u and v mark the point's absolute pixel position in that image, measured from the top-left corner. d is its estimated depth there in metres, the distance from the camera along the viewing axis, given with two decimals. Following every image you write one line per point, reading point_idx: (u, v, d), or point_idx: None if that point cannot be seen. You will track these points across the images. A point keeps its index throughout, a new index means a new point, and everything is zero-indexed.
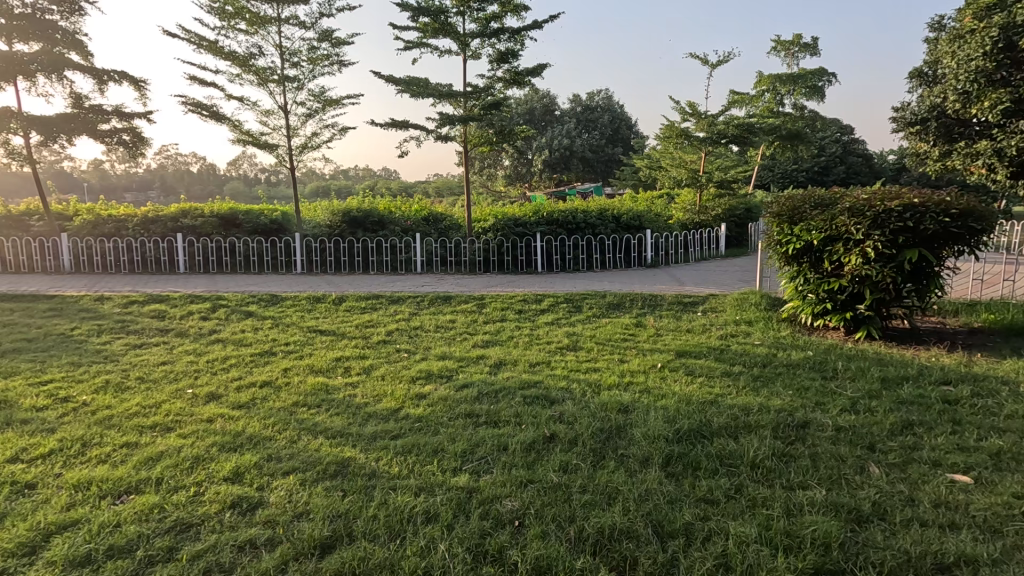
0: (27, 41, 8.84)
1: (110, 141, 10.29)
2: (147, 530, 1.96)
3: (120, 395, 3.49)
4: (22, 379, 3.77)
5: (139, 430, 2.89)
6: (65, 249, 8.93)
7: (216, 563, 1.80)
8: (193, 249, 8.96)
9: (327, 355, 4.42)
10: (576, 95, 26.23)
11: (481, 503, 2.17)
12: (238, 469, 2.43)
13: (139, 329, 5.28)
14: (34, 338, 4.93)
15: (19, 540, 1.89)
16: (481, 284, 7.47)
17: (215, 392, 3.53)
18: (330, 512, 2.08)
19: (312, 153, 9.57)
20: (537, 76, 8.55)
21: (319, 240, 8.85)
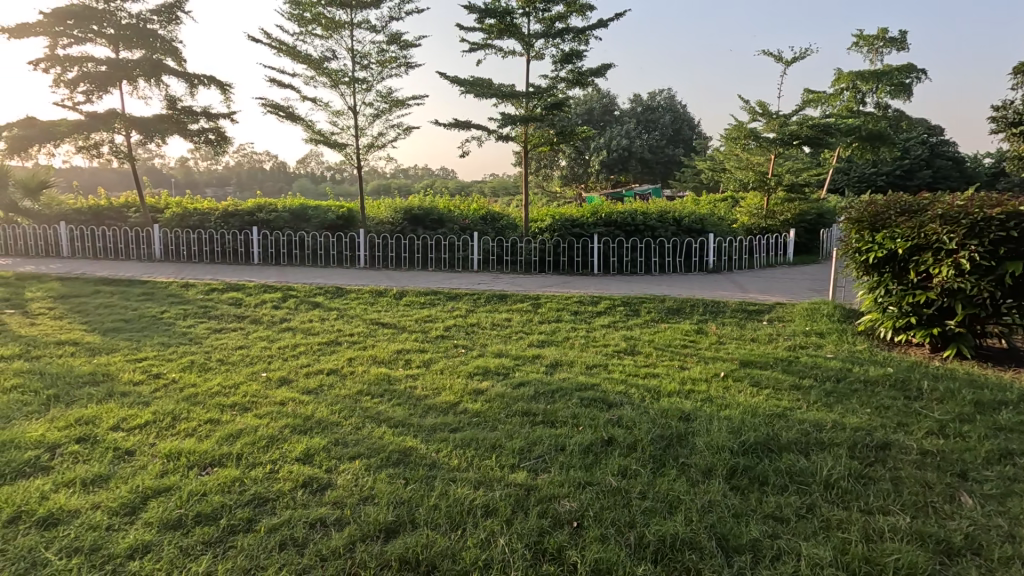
0: (132, 49, 9.71)
1: (199, 140, 11.13)
2: (229, 501, 2.11)
3: (204, 374, 3.77)
4: (121, 355, 4.15)
5: (221, 408, 3.11)
6: (157, 239, 9.77)
7: (291, 537, 1.91)
8: (267, 242, 9.54)
9: (388, 347, 4.57)
10: (637, 95, 25.73)
11: (540, 501, 2.18)
12: (309, 451, 2.56)
13: (219, 315, 5.68)
14: (130, 319, 5.41)
15: (122, 500, 2.09)
16: (536, 284, 7.49)
17: (287, 377, 3.75)
18: (394, 498, 2.15)
19: (378, 152, 9.93)
20: (601, 76, 8.46)
21: (382, 236, 9.18)
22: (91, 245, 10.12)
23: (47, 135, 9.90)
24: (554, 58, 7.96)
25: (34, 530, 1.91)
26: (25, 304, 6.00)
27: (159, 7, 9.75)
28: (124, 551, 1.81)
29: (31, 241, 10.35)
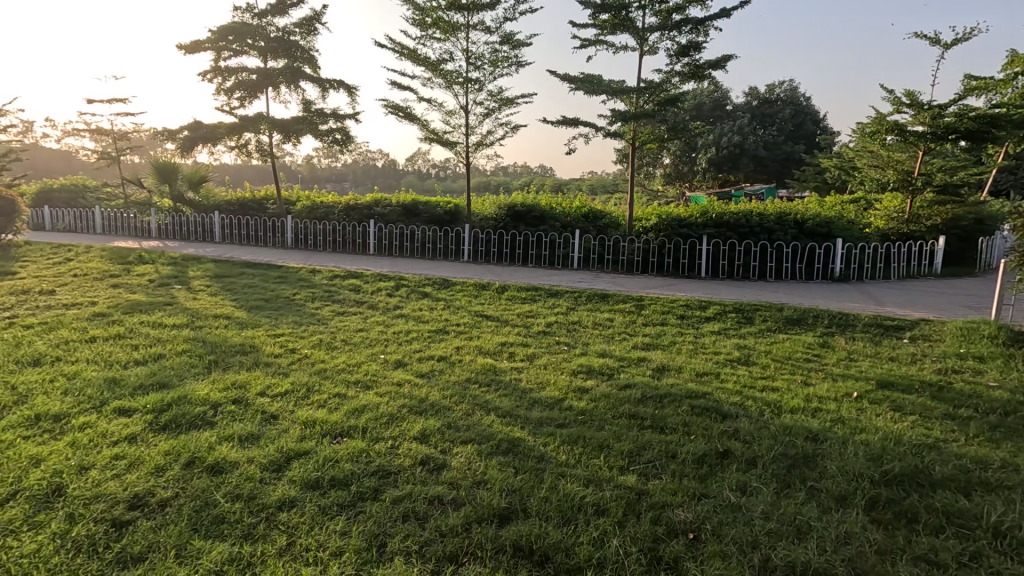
0: (278, 59, 10.90)
1: (327, 139, 12.24)
2: (358, 469, 2.30)
3: (331, 352, 4.15)
4: (264, 330, 4.70)
5: (346, 384, 3.40)
6: (290, 229, 10.94)
7: (414, 510, 2.04)
8: (381, 234, 10.27)
9: (493, 339, 4.70)
10: (754, 88, 23.91)
11: (652, 507, 2.13)
12: (425, 431, 2.72)
13: (341, 299, 6.21)
14: (269, 298, 6.10)
15: (271, 457, 2.37)
16: (639, 285, 7.29)
17: (402, 360, 4.00)
18: (506, 486, 2.21)
19: (486, 150, 10.25)
20: (720, 68, 7.99)
21: (486, 231, 9.45)
22: (237, 232, 11.58)
23: (209, 136, 11.47)
24: (670, 51, 7.66)
25: (206, 474, 2.23)
26: (189, 281, 7.00)
27: (301, 20, 10.84)
28: (275, 502, 2.04)
29: (193, 227, 12.09)
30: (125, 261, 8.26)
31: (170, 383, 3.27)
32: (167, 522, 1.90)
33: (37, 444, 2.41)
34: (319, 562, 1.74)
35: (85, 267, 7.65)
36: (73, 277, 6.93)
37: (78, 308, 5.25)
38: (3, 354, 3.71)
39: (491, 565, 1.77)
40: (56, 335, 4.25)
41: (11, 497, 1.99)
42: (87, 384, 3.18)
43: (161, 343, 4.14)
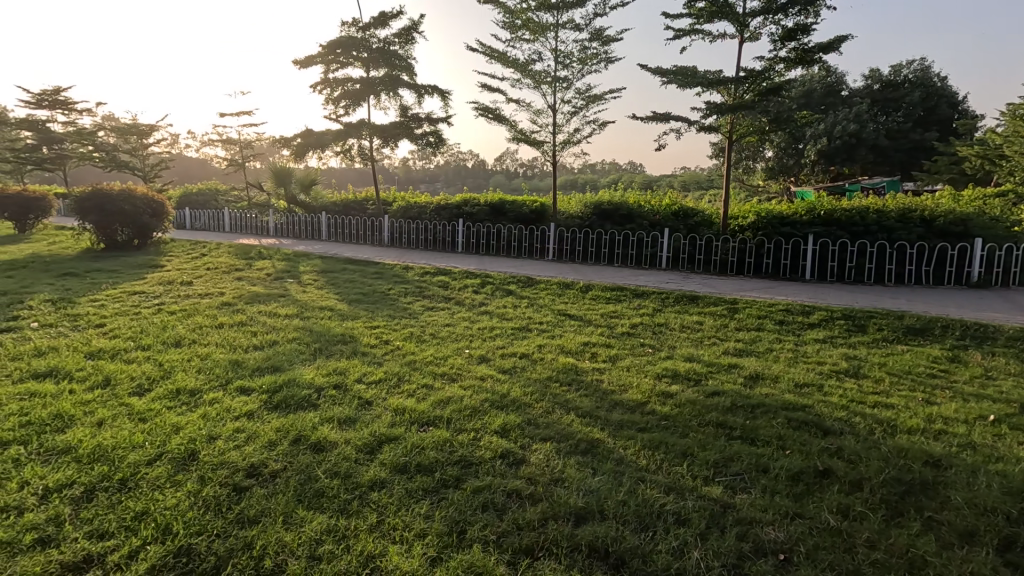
0: (378, 69, 11.65)
1: (421, 142, 12.86)
2: (442, 458, 2.42)
3: (420, 345, 4.37)
4: (362, 322, 5.08)
5: (433, 376, 3.58)
6: (387, 228, 11.67)
7: (492, 501, 2.11)
8: (469, 232, 10.61)
9: (575, 338, 4.70)
10: (875, 70, 21.42)
11: (738, 522, 2.02)
12: (505, 426, 2.79)
13: (430, 295, 6.51)
14: (366, 293, 6.55)
15: (365, 439, 2.56)
16: (733, 287, 6.89)
17: (485, 355, 4.12)
18: (583, 486, 2.21)
19: (572, 148, 10.22)
20: (832, 51, 7.29)
21: (571, 230, 9.42)
22: (341, 231, 12.56)
23: (319, 143, 12.54)
24: (774, 36, 7.13)
25: (309, 451, 2.46)
26: (299, 275, 7.73)
27: (400, 30, 11.49)
28: (367, 482, 2.20)
29: (304, 226, 13.31)
30: (248, 257, 9.29)
31: (282, 367, 3.65)
32: (277, 491, 2.12)
33: (177, 413, 2.81)
34: (404, 541, 1.85)
35: (217, 261, 8.71)
36: (207, 270, 7.92)
37: (210, 298, 6.00)
38: (153, 335, 4.34)
39: (567, 563, 1.78)
40: (193, 321, 4.89)
41: (157, 457, 2.34)
42: (216, 364, 3.63)
43: (275, 331, 4.62)
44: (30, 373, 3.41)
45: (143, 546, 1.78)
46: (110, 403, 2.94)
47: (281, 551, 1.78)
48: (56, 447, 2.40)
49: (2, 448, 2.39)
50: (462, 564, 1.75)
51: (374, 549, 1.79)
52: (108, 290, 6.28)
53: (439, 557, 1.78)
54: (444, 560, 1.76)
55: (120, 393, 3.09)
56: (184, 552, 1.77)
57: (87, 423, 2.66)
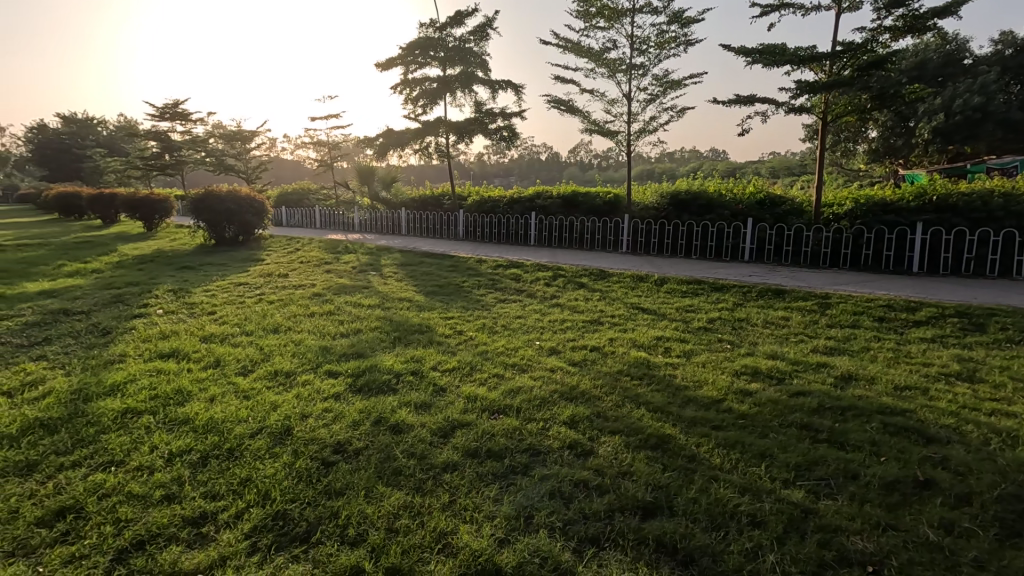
0: (454, 67, 11.95)
1: (495, 137, 13.05)
2: (512, 445, 2.49)
3: (492, 336, 4.48)
4: (438, 313, 5.29)
5: (504, 366, 3.67)
6: (462, 222, 12.00)
7: (560, 489, 2.14)
8: (541, 225, 10.63)
9: (648, 332, 4.59)
10: (1009, 32, 18.58)
11: (820, 530, 1.91)
12: (574, 417, 2.80)
13: (503, 287, 6.62)
14: (442, 285, 6.79)
15: (439, 424, 2.70)
16: (825, 281, 6.38)
17: (556, 347, 4.14)
18: (652, 481, 2.19)
19: (648, 137, 9.93)
20: (950, 16, 6.48)
21: (646, 222, 9.16)
22: (419, 225, 13.09)
23: (399, 141, 13.13)
24: (878, 4, 6.46)
25: (388, 432, 2.63)
26: (380, 268, 8.16)
27: (475, 28, 11.70)
28: (441, 463, 2.32)
29: (386, 221, 14.03)
30: (335, 251, 9.96)
31: (365, 353, 3.90)
32: (359, 467, 2.29)
33: (275, 392, 3.11)
34: (474, 522, 1.93)
35: (308, 256, 9.42)
36: (300, 264, 8.59)
37: (302, 289, 6.51)
38: (256, 322, 4.81)
39: (633, 556, 1.77)
40: (288, 310, 5.35)
41: (259, 431, 2.61)
42: (308, 349, 3.96)
43: (359, 320, 4.93)
44: (158, 353, 3.91)
45: (247, 508, 2.00)
46: (220, 381, 3.31)
47: (363, 521, 1.92)
48: (178, 417, 2.75)
49: (136, 416, 2.78)
50: (528, 547, 1.80)
51: (446, 526, 1.89)
52: (218, 281, 7.02)
53: (506, 539, 1.84)
54: (512, 542, 1.82)
55: (229, 373, 3.47)
56: (280, 516, 1.96)
57: (203, 398, 3.03)
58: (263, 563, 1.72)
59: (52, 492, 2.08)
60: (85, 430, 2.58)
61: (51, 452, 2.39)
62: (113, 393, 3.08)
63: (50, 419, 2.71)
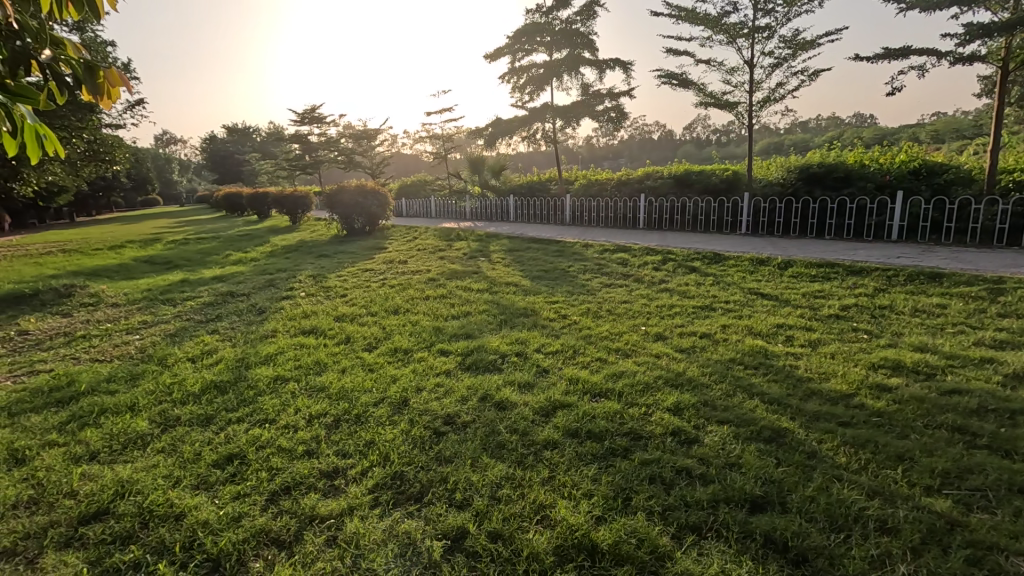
0: (561, 50, 11.87)
1: (603, 119, 12.77)
2: (613, 428, 2.49)
3: (597, 320, 4.46)
4: (543, 297, 5.37)
5: (607, 350, 3.65)
6: (569, 207, 11.97)
7: (661, 475, 2.11)
8: (651, 208, 10.23)
9: (767, 319, 4.25)
10: None
11: (969, 546, 1.66)
12: (679, 405, 2.72)
13: (609, 272, 6.52)
14: (548, 270, 6.87)
15: (541, 403, 2.78)
16: (998, 263, 5.36)
17: (662, 333, 4.01)
18: (763, 474, 2.06)
19: (774, 106, 9.06)
20: None
21: (769, 200, 8.38)
22: (527, 212, 13.32)
23: (507, 129, 13.44)
24: None
25: (493, 408, 2.77)
26: (489, 254, 8.48)
27: (582, 7, 11.49)
28: (541, 441, 2.40)
29: (495, 208, 14.46)
30: (449, 238, 10.53)
31: (473, 334, 4.11)
32: (466, 438, 2.46)
33: (395, 367, 3.43)
34: (572, 498, 1.98)
35: (425, 243, 10.06)
36: (417, 251, 9.23)
37: (419, 274, 7.01)
38: (379, 304, 5.29)
39: (737, 548, 1.70)
40: (407, 293, 5.79)
41: (381, 400, 2.91)
42: (423, 329, 4.28)
43: (469, 303, 5.20)
44: (300, 330, 4.48)
45: (370, 467, 2.26)
46: (350, 355, 3.73)
47: (469, 488, 2.07)
48: (318, 385, 3.17)
49: (284, 382, 3.25)
50: (625, 527, 1.80)
51: (545, 500, 1.96)
52: (348, 268, 7.80)
53: (603, 517, 1.87)
54: (609, 520, 1.84)
55: (357, 349, 3.89)
56: (398, 476, 2.18)
57: (336, 370, 3.43)
58: (384, 516, 1.93)
59: (224, 441, 2.52)
60: (246, 392, 3.08)
61: (222, 409, 2.88)
62: (267, 362, 3.62)
63: (221, 382, 3.26)
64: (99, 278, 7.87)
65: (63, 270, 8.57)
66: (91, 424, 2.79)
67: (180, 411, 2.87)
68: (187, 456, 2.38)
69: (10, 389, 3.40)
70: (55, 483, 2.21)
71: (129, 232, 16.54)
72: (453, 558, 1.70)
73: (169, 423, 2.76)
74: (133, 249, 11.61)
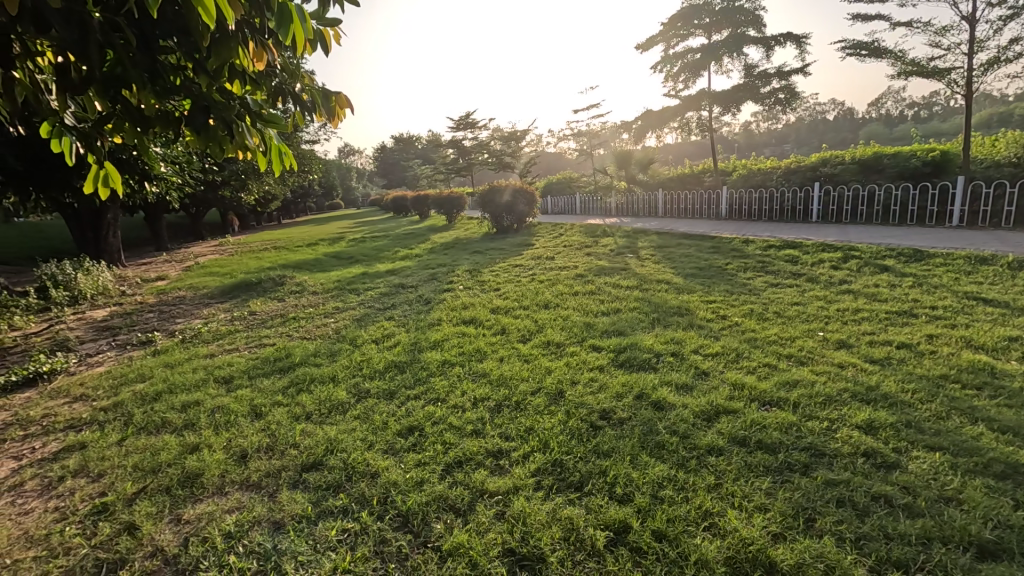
0: (721, 31, 11.06)
1: (769, 102, 11.57)
2: (788, 440, 2.27)
3: (762, 322, 4.09)
4: (698, 296, 5.08)
5: (777, 356, 3.32)
6: (726, 200, 11.11)
7: (852, 499, 1.87)
8: (828, 198, 9.02)
9: (992, 330, 3.47)
10: None
11: None
12: (873, 423, 2.37)
13: (775, 271, 5.92)
14: (703, 267, 6.47)
15: (704, 406, 2.65)
16: None
17: (846, 341, 3.52)
18: (994, 516, 1.71)
19: (1004, 68, 7.33)
20: None
21: (995, 184, 6.80)
22: (679, 206, 12.66)
23: (658, 121, 12.95)
24: None
25: (650, 407, 2.71)
26: (638, 250, 8.27)
27: None
28: (704, 445, 2.28)
29: (643, 203, 14.00)
30: (594, 235, 10.50)
31: (625, 332, 4.06)
32: (624, 435, 2.45)
33: (549, 359, 3.55)
34: (743, 509, 1.86)
35: (571, 240, 10.19)
36: (564, 247, 9.36)
37: (566, 270, 7.11)
38: (531, 298, 5.50)
39: None
40: (556, 288, 5.92)
41: (537, 390, 3.04)
42: (574, 324, 4.36)
43: (619, 300, 5.13)
44: (461, 319, 4.87)
45: (532, 451, 2.38)
46: (506, 346, 3.94)
47: (629, 483, 2.06)
48: (480, 370, 3.42)
49: (451, 366, 3.57)
50: (810, 549, 1.64)
51: (712, 507, 1.87)
52: (500, 263, 8.23)
53: (781, 536, 1.72)
54: (789, 539, 1.69)
55: (512, 340, 4.09)
56: (557, 463, 2.27)
57: (495, 358, 3.66)
58: (547, 499, 2.02)
59: (404, 414, 2.86)
60: (421, 373, 3.45)
61: (402, 386, 3.27)
62: (435, 347, 4.01)
63: (400, 362, 3.71)
64: (302, 270, 9.44)
65: (276, 263, 10.43)
66: (304, 390, 3.38)
67: (370, 385, 3.33)
68: (377, 425, 2.75)
69: (248, 357, 4.28)
70: (283, 435, 2.72)
71: (322, 232, 19.61)
72: (617, 551, 1.71)
73: (361, 394, 3.22)
74: (325, 246, 13.68)
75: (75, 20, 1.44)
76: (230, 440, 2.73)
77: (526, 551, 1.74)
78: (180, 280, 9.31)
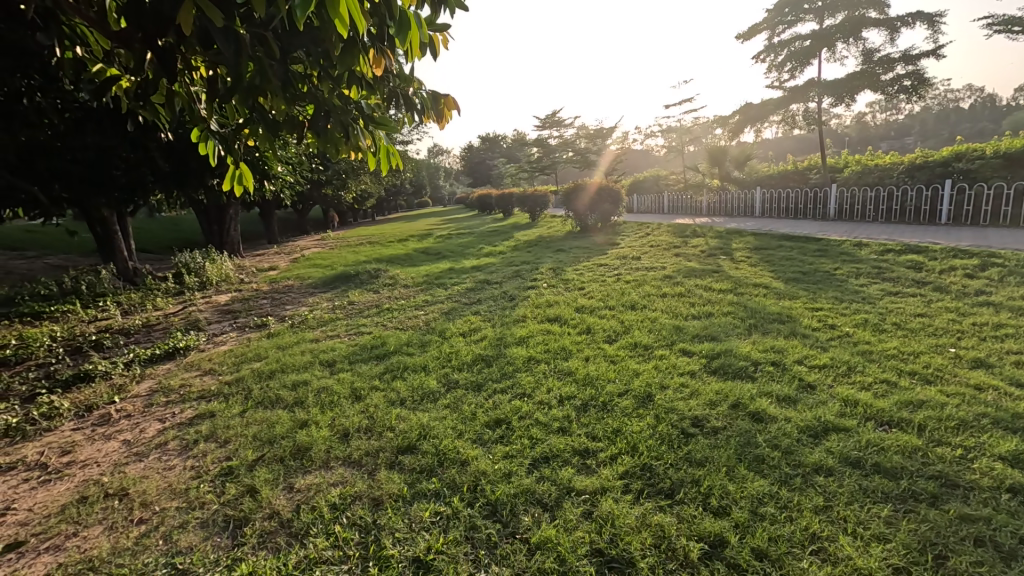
0: (835, 15, 10.14)
1: (892, 90, 10.41)
2: (911, 466, 2.04)
3: (878, 334, 3.70)
4: (801, 302, 4.71)
5: (898, 372, 2.99)
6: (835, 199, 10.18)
7: (993, 538, 1.65)
8: (962, 197, 7.96)
9: None
10: None
11: None
12: (1022, 454, 2.06)
13: (893, 278, 5.33)
14: (806, 272, 5.99)
15: (811, 422, 2.45)
16: None
17: (984, 360, 3.09)
18: None
19: None
20: None
21: None
22: (780, 205, 11.80)
23: (758, 114, 12.15)
24: None
25: (748, 418, 2.56)
26: (732, 252, 7.82)
27: None
28: (811, 464, 2.11)
29: (738, 201, 13.22)
30: (684, 235, 10.08)
31: (718, 337, 3.86)
32: (718, 445, 2.33)
33: (636, 362, 3.46)
34: (859, 537, 1.70)
35: (658, 240, 9.85)
36: (652, 247, 9.08)
37: (654, 270, 6.90)
38: (616, 298, 5.40)
39: None
40: (644, 289, 5.76)
41: (625, 392, 2.98)
42: (663, 326, 4.22)
43: (711, 303, 4.90)
44: (546, 316, 4.90)
45: (620, 453, 2.34)
46: (592, 345, 3.91)
47: (726, 496, 1.96)
48: (566, 369, 3.41)
49: (536, 363, 3.60)
50: None
51: (821, 530, 1.74)
52: (584, 262, 8.17)
53: (906, 570, 1.56)
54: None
55: (598, 340, 4.05)
56: (647, 468, 2.21)
57: (581, 357, 3.64)
58: (635, 503, 1.98)
59: (492, 407, 2.93)
60: (507, 368, 3.51)
61: (489, 379, 3.36)
62: (521, 343, 4.07)
63: (487, 356, 3.80)
64: (395, 264, 9.96)
65: (371, 257, 11.13)
66: (398, 377, 3.57)
67: (458, 376, 3.45)
68: (466, 415, 2.84)
69: (348, 343, 4.61)
70: (380, 418, 2.90)
71: (412, 228, 20.58)
72: (712, 564, 1.64)
73: (451, 384, 3.35)
74: (415, 241, 14.35)
75: (232, 35, 1.61)
76: (334, 419, 2.95)
77: (615, 553, 1.72)
78: (289, 270, 10.20)
